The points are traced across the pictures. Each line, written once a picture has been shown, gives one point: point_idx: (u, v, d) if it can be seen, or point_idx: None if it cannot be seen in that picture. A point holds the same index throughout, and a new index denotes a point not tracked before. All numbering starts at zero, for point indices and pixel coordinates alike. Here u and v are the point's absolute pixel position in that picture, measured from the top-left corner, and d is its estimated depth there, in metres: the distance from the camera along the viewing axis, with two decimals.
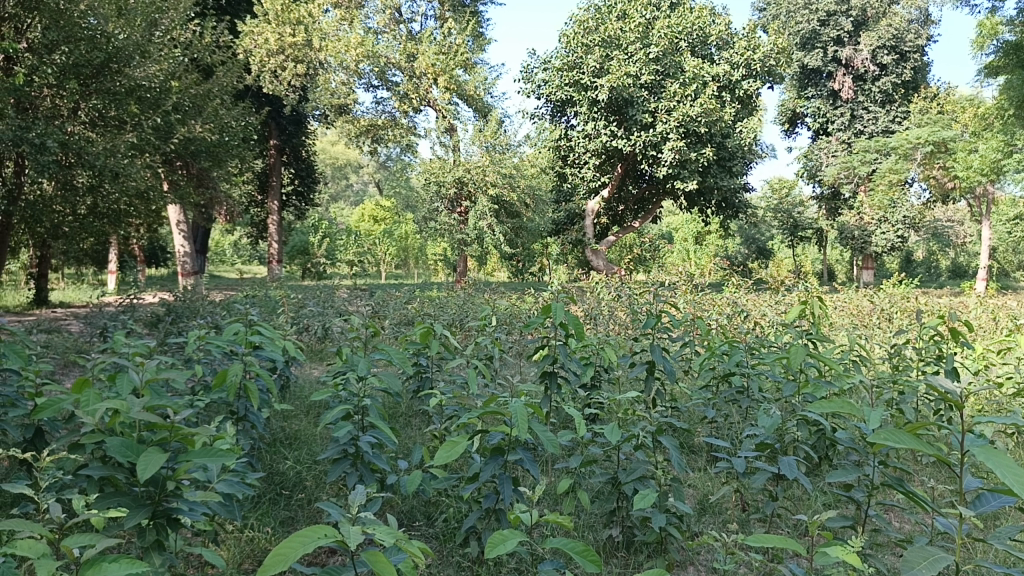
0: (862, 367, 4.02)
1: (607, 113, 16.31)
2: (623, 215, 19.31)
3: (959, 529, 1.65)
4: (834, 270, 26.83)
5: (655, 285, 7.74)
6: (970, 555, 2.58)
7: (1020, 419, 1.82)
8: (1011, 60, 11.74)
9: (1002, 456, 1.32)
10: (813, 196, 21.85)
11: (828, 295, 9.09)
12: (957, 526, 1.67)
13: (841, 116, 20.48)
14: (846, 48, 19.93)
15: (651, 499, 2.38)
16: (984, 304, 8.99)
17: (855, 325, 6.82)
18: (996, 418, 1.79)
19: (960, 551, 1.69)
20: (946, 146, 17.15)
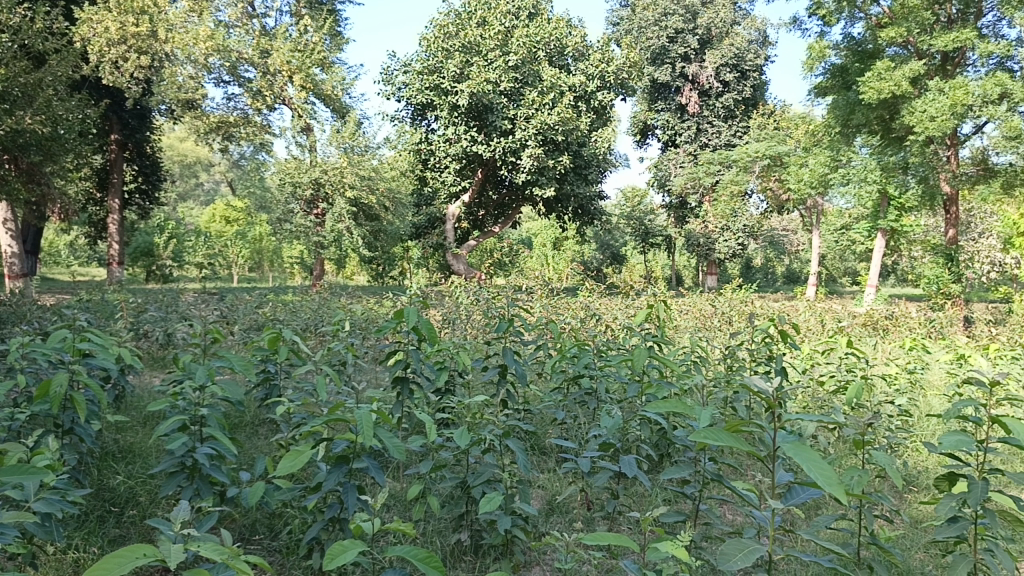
0: (700, 367, 4.23)
1: (468, 118, 16.27)
2: (483, 220, 19.45)
3: (772, 522, 1.75)
4: (682, 275, 28.05)
5: (511, 290, 7.85)
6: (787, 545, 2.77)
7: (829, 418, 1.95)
8: (836, 81, 12.98)
9: (809, 451, 1.40)
10: (663, 204, 22.84)
11: (673, 299, 9.50)
12: (771, 519, 1.77)
13: (687, 129, 21.48)
14: (692, 65, 21.00)
15: (496, 503, 2.40)
16: (811, 308, 9.67)
17: (697, 329, 7.19)
18: (807, 416, 1.90)
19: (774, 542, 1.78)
20: (781, 160, 18.35)
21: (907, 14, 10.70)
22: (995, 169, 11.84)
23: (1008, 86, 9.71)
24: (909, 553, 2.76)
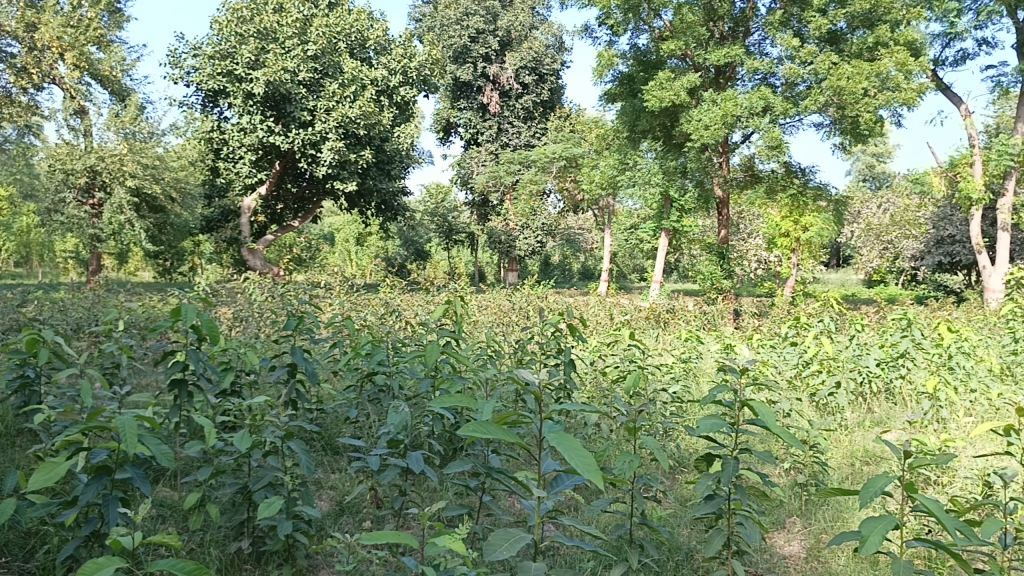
0: (493, 361, 4.30)
1: (264, 108, 15.46)
2: (282, 214, 18.81)
3: (539, 510, 1.79)
4: (484, 271, 28.53)
5: (308, 287, 7.63)
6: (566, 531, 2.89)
7: (594, 405, 2.02)
8: (624, 88, 13.33)
9: (571, 440, 1.43)
10: (466, 201, 23.16)
11: (473, 295, 9.64)
12: (539, 508, 1.81)
13: (489, 128, 21.82)
14: (493, 66, 21.48)
15: (275, 507, 2.30)
16: (601, 303, 10.17)
17: (493, 324, 7.35)
18: (575, 402, 1.95)
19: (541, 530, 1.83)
20: (576, 161, 19.20)
21: (685, 29, 11.47)
22: (761, 175, 13.01)
23: (770, 100, 10.70)
24: (677, 530, 2.97)
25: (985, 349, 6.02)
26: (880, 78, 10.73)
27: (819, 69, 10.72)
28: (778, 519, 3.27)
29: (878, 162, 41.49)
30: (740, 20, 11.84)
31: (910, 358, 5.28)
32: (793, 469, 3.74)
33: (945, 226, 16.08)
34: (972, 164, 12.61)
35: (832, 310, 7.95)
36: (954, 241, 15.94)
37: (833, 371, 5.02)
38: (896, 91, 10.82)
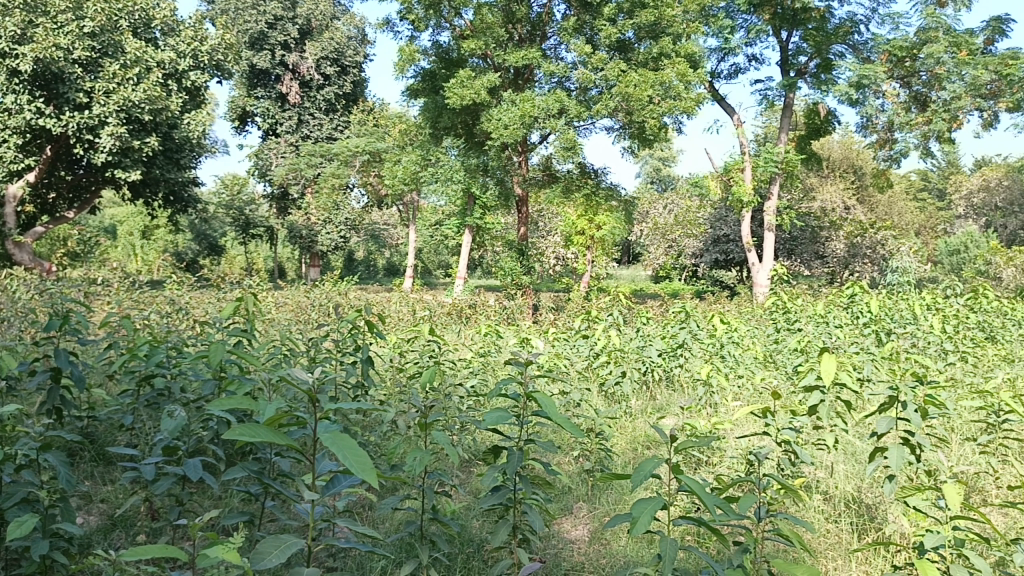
0: (286, 360, 4.13)
1: (32, 87, 13.97)
2: (55, 204, 17.16)
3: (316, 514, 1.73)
4: (285, 268, 27.56)
5: (81, 285, 6.99)
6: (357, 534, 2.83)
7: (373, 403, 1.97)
8: (426, 84, 13.28)
9: (346, 440, 1.39)
10: (265, 194, 22.26)
11: (270, 291, 9.28)
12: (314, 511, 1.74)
13: (288, 119, 21.01)
14: (292, 54, 20.75)
15: (28, 527, 2.08)
16: (402, 298, 10.15)
17: (289, 321, 7.11)
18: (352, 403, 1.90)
19: (317, 536, 1.76)
20: (379, 156, 19.09)
21: (485, 29, 11.64)
22: (557, 175, 13.50)
23: (565, 103, 11.11)
24: (469, 523, 3.01)
25: (751, 338, 6.59)
26: (663, 87, 11.48)
27: (610, 75, 11.27)
28: (565, 505, 3.41)
29: (664, 165, 44.43)
30: (537, 24, 12.18)
31: (687, 349, 5.67)
32: (581, 457, 3.92)
33: (721, 227, 17.51)
34: (742, 169, 13.76)
35: (621, 303, 8.38)
36: (729, 240, 17.47)
37: (619, 362, 5.29)
38: (677, 100, 11.60)
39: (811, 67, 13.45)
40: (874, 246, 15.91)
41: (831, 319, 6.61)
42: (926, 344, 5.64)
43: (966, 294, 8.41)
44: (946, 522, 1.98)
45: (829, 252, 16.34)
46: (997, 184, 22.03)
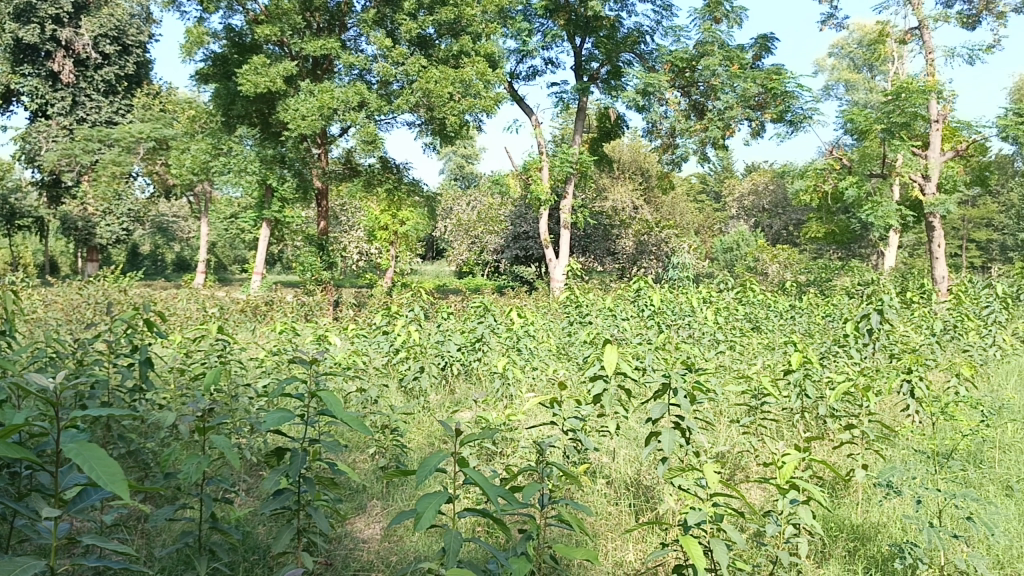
0: (50, 363, 3.75)
1: None
2: None
3: (63, 532, 1.57)
4: (57, 263, 25.16)
5: None
6: (125, 550, 2.62)
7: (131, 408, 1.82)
8: (218, 69, 12.50)
9: (94, 449, 1.29)
10: (32, 181, 20.19)
11: (37, 288, 8.43)
12: (60, 530, 1.59)
13: (61, 100, 19.09)
14: (66, 29, 18.90)
15: None
16: (191, 295, 9.59)
17: (58, 321, 6.48)
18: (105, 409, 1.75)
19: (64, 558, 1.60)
20: (166, 144, 17.96)
21: (280, 15, 11.20)
22: (358, 169, 13.29)
23: (365, 96, 10.95)
24: (254, 528, 2.90)
25: (546, 331, 6.81)
26: (463, 84, 11.63)
27: (410, 70, 11.24)
28: (359, 504, 3.36)
29: (467, 163, 45.00)
30: (336, 13, 11.88)
31: (485, 343, 5.74)
32: (376, 454, 3.87)
33: (521, 224, 18.15)
34: (540, 168, 14.12)
35: (420, 299, 8.39)
36: (529, 236, 18.25)
37: (417, 358, 5.30)
38: (477, 98, 11.83)
39: (602, 73, 14.09)
40: (658, 244, 17.26)
41: (618, 312, 6.96)
42: (701, 336, 6.08)
43: (736, 289, 9.17)
44: (705, 500, 2.13)
45: (619, 249, 17.53)
46: (763, 187, 24.21)
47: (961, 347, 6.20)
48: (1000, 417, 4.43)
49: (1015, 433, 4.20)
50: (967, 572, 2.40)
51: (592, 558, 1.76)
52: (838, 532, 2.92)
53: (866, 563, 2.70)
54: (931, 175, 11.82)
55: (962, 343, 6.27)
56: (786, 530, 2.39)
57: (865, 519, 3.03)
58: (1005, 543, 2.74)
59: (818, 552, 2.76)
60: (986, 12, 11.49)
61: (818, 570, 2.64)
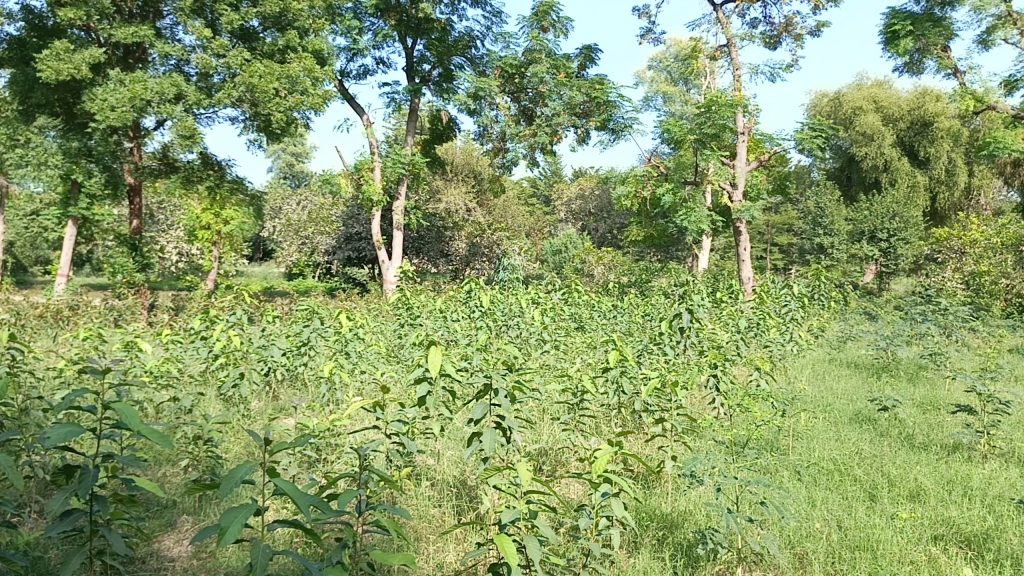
0: None
1: None
2: None
3: None
4: None
5: None
6: None
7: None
8: (13, 53, 11.42)
9: None
10: None
11: None
12: None
13: None
14: None
15: None
16: None
17: None
18: None
19: None
20: None
21: None
22: (177, 165, 12.57)
23: (182, 88, 10.37)
24: (44, 555, 2.68)
25: (376, 334, 6.71)
26: (290, 80, 11.40)
27: (232, 63, 10.75)
28: (168, 520, 3.17)
29: (296, 161, 43.72)
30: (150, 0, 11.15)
31: (313, 347, 5.47)
32: (188, 467, 3.67)
33: (353, 225, 17.73)
34: (372, 169, 13.79)
35: (244, 303, 8.03)
36: (361, 237, 17.84)
37: (237, 364, 5.06)
38: (304, 95, 11.59)
39: (434, 75, 14.07)
40: (491, 246, 17.59)
41: (449, 313, 6.94)
42: (529, 337, 6.20)
43: (562, 289, 9.43)
44: (520, 498, 2.15)
45: (452, 251, 17.58)
46: (589, 192, 25.08)
47: (762, 342, 6.70)
48: (792, 407, 4.83)
49: (805, 422, 4.59)
50: (758, 553, 2.59)
51: (412, 562, 1.58)
52: (649, 522, 3.08)
53: (673, 549, 2.84)
54: (738, 183, 12.69)
55: (763, 339, 6.76)
56: (598, 523, 2.47)
57: (673, 508, 3.21)
58: (793, 524, 2.98)
59: (629, 542, 2.89)
60: (785, 34, 12.46)
61: (629, 559, 2.75)
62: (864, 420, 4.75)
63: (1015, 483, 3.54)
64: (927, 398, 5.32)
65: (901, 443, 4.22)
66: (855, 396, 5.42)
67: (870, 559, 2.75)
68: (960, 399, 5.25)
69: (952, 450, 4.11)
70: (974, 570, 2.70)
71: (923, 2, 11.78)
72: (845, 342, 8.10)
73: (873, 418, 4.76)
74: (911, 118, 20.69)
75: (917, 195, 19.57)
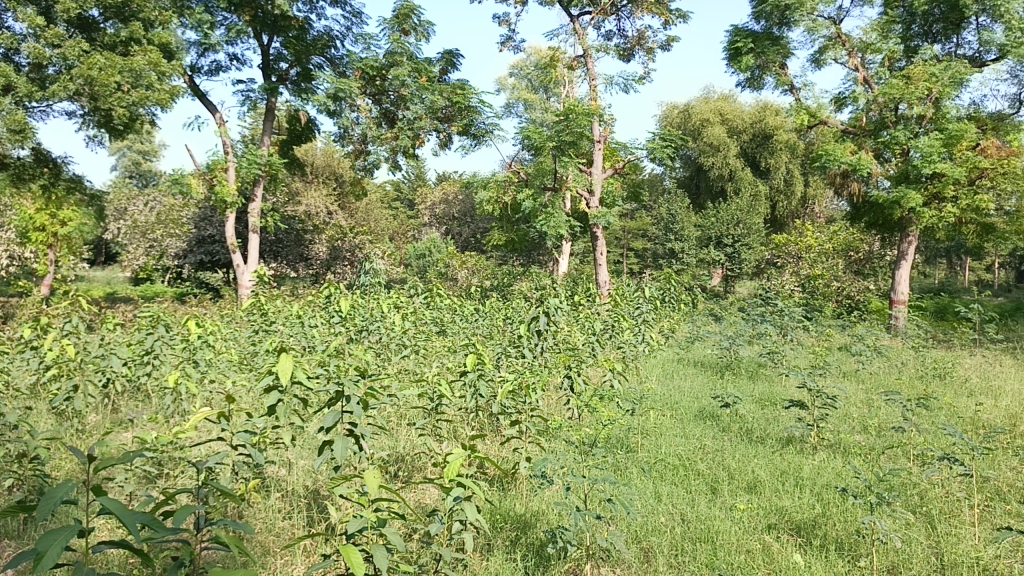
0: None
1: None
2: None
3: None
4: None
5: None
6: None
7: None
8: None
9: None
10: None
11: None
12: None
13: None
14: None
15: None
16: None
17: None
18: None
19: None
20: None
21: None
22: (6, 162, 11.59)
23: (11, 79, 9.57)
24: None
25: (227, 342, 6.43)
26: (134, 74, 10.78)
27: (69, 54, 10.04)
28: None
29: (144, 160, 41.49)
30: None
31: (157, 356, 5.18)
32: (12, 488, 3.41)
33: (206, 227, 16.96)
34: (225, 170, 13.19)
35: (83, 310, 7.51)
36: (214, 240, 17.12)
37: (72, 375, 4.72)
38: (150, 90, 11.03)
39: (291, 75, 13.67)
40: (353, 250, 17.16)
41: (306, 318, 6.73)
42: (388, 344, 6.14)
43: (423, 293, 9.39)
44: (367, 506, 2.09)
45: (312, 255, 17.17)
46: (453, 197, 25.12)
47: (616, 344, 6.93)
48: (641, 406, 5.02)
49: (653, 420, 4.78)
50: (605, 547, 2.67)
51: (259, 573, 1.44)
52: (502, 523, 3.11)
53: (524, 549, 2.88)
54: (595, 190, 13.15)
55: (617, 340, 6.99)
56: (451, 526, 2.46)
57: (525, 509, 3.26)
58: (639, 519, 3.09)
59: (483, 545, 2.90)
60: (638, 47, 12.93)
61: (482, 562, 2.76)
62: (708, 416, 5.00)
63: (840, 472, 3.81)
64: (765, 394, 5.66)
65: (740, 438, 4.46)
66: (700, 394, 5.69)
67: (710, 549, 2.88)
68: (794, 395, 5.62)
69: (785, 442, 4.38)
70: (803, 555, 2.88)
71: (762, 21, 12.52)
72: (692, 343, 8.50)
73: (716, 414, 5.02)
74: (754, 130, 21.98)
75: (759, 203, 20.80)
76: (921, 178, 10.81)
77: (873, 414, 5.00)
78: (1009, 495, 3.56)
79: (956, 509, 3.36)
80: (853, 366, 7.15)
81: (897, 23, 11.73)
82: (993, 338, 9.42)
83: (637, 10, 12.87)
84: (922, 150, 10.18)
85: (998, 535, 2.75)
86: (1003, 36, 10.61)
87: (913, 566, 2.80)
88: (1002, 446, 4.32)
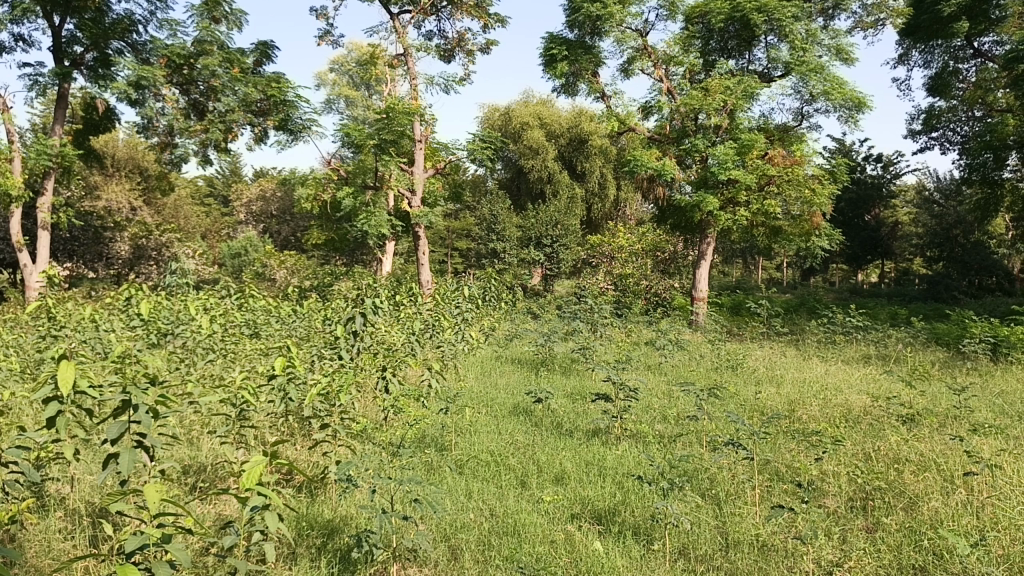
0: None
1: None
2: None
3: None
4: None
5: None
6: None
7: None
8: None
9: None
10: None
11: None
12: None
13: None
14: None
15: None
16: None
17: None
18: None
19: None
20: None
21: None
22: None
23: None
24: None
25: (7, 349, 5.86)
26: None
27: None
28: None
29: None
30: None
31: None
32: None
33: None
34: (10, 160, 11.93)
35: None
36: None
37: None
38: None
39: (86, 59, 12.65)
40: (159, 248, 16.14)
41: (100, 323, 6.21)
42: (194, 348, 5.81)
43: (235, 293, 9.00)
44: (151, 521, 1.95)
45: (113, 253, 16.02)
46: (271, 194, 24.25)
47: (435, 343, 6.94)
48: (456, 403, 5.06)
49: (467, 418, 4.83)
50: (410, 548, 2.65)
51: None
52: (309, 530, 3.04)
53: (328, 555, 2.82)
54: (416, 190, 13.10)
55: (436, 340, 7.03)
56: (247, 537, 2.35)
57: (332, 514, 3.22)
58: (447, 518, 3.12)
59: (287, 554, 2.81)
60: (458, 48, 13.03)
61: (283, 570, 2.68)
62: (522, 411, 5.12)
63: (638, 460, 4.02)
64: (575, 388, 5.88)
65: (550, 431, 4.60)
66: (514, 391, 5.83)
67: (514, 543, 2.95)
68: (601, 388, 5.87)
69: (592, 434, 4.57)
70: (602, 542, 3.02)
71: (575, 30, 12.97)
72: (510, 341, 8.70)
73: (529, 409, 5.15)
74: (570, 135, 22.79)
75: (575, 205, 21.59)
76: (717, 184, 11.64)
77: (671, 404, 5.33)
78: (785, 474, 3.90)
79: (741, 489, 3.65)
80: (656, 360, 7.59)
81: (697, 39, 12.53)
82: (779, 331, 10.27)
83: (457, 12, 12.96)
84: (719, 158, 10.94)
85: (774, 512, 3.00)
86: (787, 54, 11.60)
87: (700, 547, 3.00)
88: (780, 430, 4.74)
